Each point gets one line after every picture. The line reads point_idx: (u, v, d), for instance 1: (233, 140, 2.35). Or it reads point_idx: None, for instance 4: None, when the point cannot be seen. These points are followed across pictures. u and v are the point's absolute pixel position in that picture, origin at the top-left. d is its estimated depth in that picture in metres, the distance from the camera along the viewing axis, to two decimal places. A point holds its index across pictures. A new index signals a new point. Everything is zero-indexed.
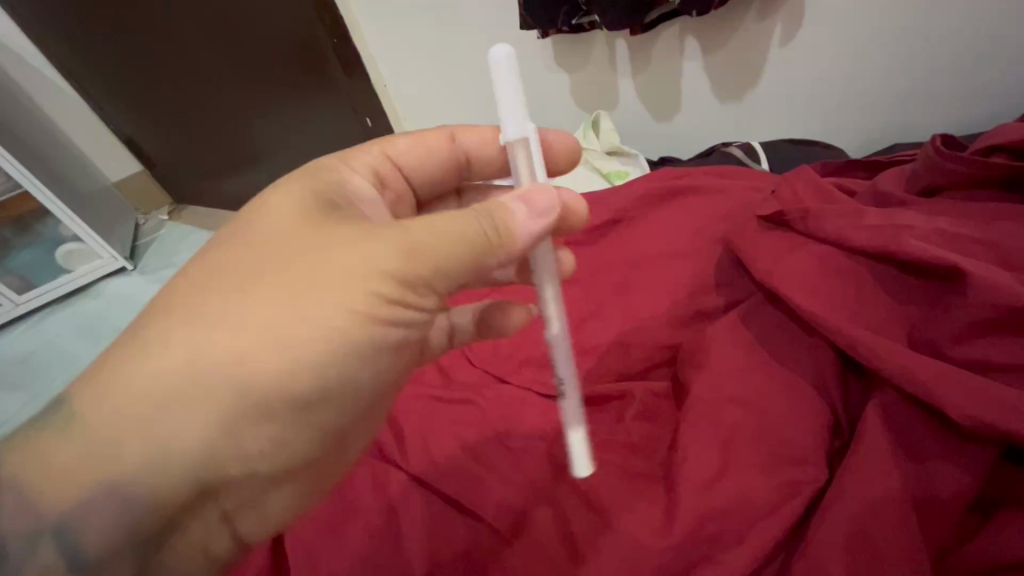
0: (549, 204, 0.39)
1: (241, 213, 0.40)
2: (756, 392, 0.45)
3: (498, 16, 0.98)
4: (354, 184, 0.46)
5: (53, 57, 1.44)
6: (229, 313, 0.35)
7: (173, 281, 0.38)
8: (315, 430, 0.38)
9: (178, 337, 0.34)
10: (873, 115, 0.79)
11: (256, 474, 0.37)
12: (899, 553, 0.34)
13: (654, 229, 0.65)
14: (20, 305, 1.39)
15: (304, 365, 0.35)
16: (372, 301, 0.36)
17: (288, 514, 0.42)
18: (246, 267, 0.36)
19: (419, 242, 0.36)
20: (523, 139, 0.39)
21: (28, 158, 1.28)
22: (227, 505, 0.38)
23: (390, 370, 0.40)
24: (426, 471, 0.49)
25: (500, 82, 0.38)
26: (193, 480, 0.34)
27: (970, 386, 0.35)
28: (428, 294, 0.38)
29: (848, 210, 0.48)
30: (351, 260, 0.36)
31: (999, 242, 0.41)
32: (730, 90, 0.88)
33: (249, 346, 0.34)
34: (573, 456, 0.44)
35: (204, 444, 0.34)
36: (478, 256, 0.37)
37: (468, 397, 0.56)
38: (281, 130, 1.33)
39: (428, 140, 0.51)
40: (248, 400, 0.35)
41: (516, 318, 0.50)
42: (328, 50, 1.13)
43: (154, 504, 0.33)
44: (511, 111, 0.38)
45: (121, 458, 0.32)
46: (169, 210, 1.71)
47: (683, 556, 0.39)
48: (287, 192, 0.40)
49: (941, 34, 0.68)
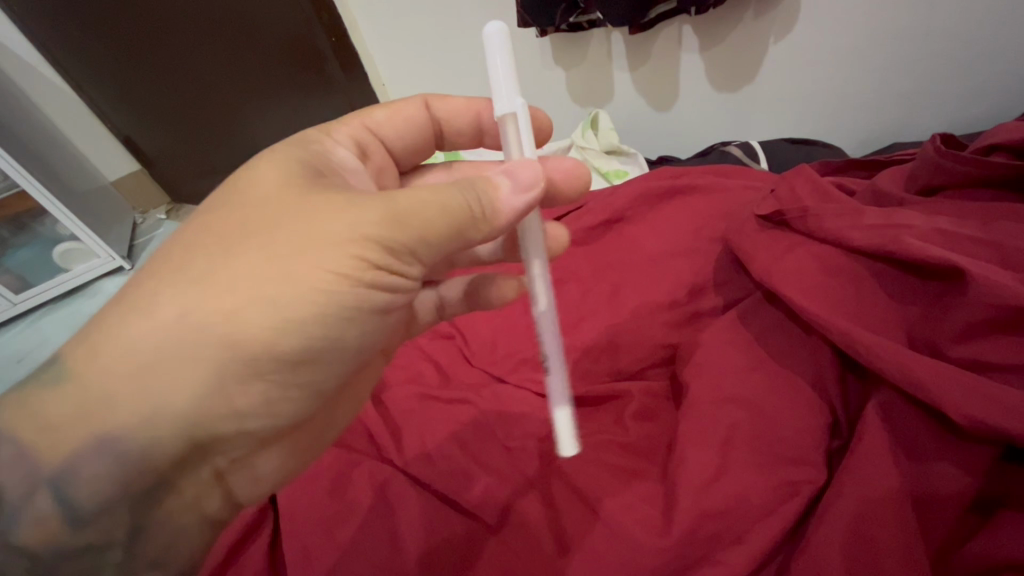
0: (532, 178, 0.38)
1: (229, 180, 0.39)
2: (755, 391, 0.45)
3: (497, 15, 0.98)
4: (340, 157, 0.45)
5: (49, 55, 1.42)
6: (215, 272, 0.34)
7: (167, 243, 0.36)
8: (301, 393, 0.38)
9: (166, 292, 0.34)
10: (871, 114, 0.79)
11: (246, 435, 0.37)
12: (896, 543, 0.34)
13: (653, 228, 0.65)
14: (17, 305, 1.39)
15: (288, 328, 0.34)
16: (355, 265, 0.34)
17: (280, 475, 0.43)
18: (231, 228, 0.35)
19: (406, 209, 0.35)
20: (513, 114, 0.39)
21: (26, 157, 1.28)
22: (221, 462, 0.38)
23: (376, 335, 0.40)
24: (426, 472, 0.50)
25: (494, 54, 0.38)
26: (183, 439, 0.34)
27: (968, 385, 0.35)
28: (411, 262, 0.37)
29: (848, 210, 0.48)
30: (335, 223, 0.34)
31: (1001, 242, 0.41)
32: (726, 81, 0.87)
33: (235, 304, 0.33)
34: (557, 432, 0.41)
35: (192, 403, 0.34)
36: (462, 229, 0.36)
37: (467, 397, 0.56)
38: (278, 128, 1.33)
39: (404, 109, 0.51)
40: (236, 359, 0.34)
41: (505, 290, 0.52)
42: (327, 50, 1.14)
43: (146, 459, 0.34)
44: (502, 86, 0.38)
45: (112, 409, 0.33)
46: (168, 210, 1.72)
47: (683, 556, 0.39)
48: (275, 160, 0.39)
49: (940, 33, 0.68)
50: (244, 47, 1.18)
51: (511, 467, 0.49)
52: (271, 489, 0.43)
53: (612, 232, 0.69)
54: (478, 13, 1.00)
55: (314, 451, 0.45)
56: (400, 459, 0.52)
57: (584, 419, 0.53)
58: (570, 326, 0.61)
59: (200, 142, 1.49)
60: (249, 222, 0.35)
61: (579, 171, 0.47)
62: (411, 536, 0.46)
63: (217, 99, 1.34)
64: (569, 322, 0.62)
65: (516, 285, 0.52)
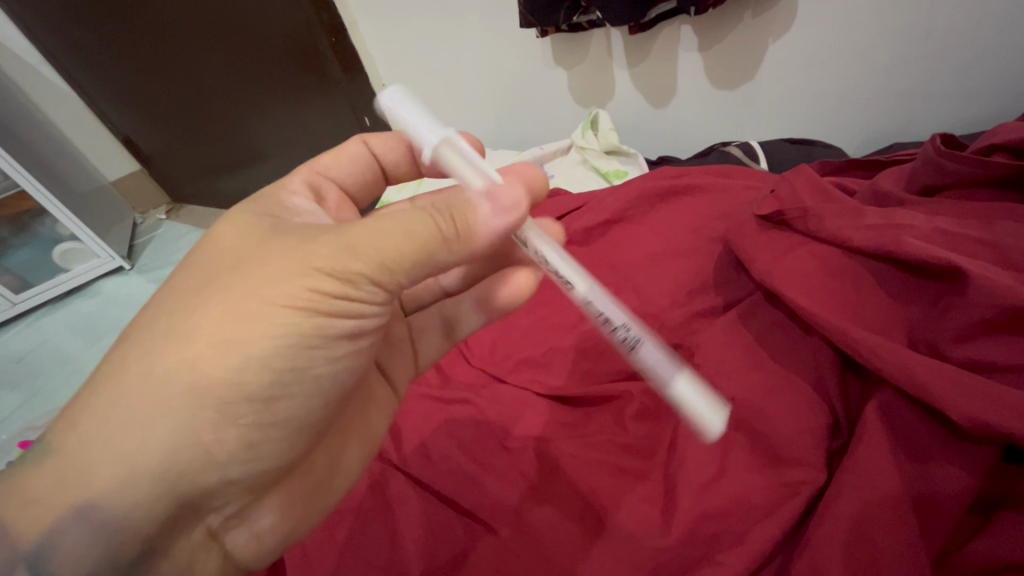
0: (515, 198, 0.37)
1: (194, 247, 0.40)
2: (753, 390, 0.45)
3: (497, 15, 0.98)
4: (295, 203, 0.45)
5: (49, 55, 1.43)
6: (180, 329, 0.34)
7: (143, 313, 0.37)
8: (280, 432, 0.38)
9: (135, 354, 0.34)
10: (875, 114, 0.79)
11: (231, 483, 0.37)
12: (899, 554, 0.33)
13: (652, 227, 0.65)
14: (17, 304, 1.38)
15: (250, 366, 0.34)
16: (311, 299, 0.35)
17: (280, 530, 0.42)
18: (196, 283, 0.37)
19: (356, 239, 0.35)
20: (444, 138, 0.39)
21: (25, 157, 1.28)
22: (214, 521, 0.39)
23: (352, 365, 0.40)
24: (424, 473, 0.50)
25: (399, 109, 0.40)
26: (163, 495, 0.34)
27: (969, 386, 0.35)
28: (373, 289, 0.36)
29: (848, 209, 0.48)
30: (285, 262, 0.35)
31: (1000, 242, 0.40)
32: (726, 79, 0.87)
33: (199, 356, 0.34)
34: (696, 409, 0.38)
35: (168, 460, 0.33)
36: (428, 250, 0.36)
37: (466, 397, 0.56)
38: (278, 131, 1.32)
39: (347, 149, 0.52)
40: (207, 409, 0.34)
41: (518, 284, 0.50)
42: (327, 49, 1.12)
43: (127, 525, 0.33)
44: (418, 123, 0.39)
45: (88, 476, 0.32)
46: (167, 210, 1.73)
47: (681, 557, 0.39)
48: (236, 219, 0.40)
49: (941, 33, 0.68)
50: (241, 49, 1.17)
51: (510, 467, 0.49)
52: (274, 549, 0.42)
53: (613, 232, 0.69)
54: (478, 12, 0.99)
55: (318, 504, 0.44)
56: (400, 459, 0.52)
57: (584, 418, 0.53)
58: (571, 326, 0.61)
59: (201, 143, 1.49)
60: (211, 274, 0.37)
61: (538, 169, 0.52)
62: (410, 536, 0.46)
63: (218, 100, 1.34)
64: (569, 322, 0.62)
65: (531, 275, 0.51)
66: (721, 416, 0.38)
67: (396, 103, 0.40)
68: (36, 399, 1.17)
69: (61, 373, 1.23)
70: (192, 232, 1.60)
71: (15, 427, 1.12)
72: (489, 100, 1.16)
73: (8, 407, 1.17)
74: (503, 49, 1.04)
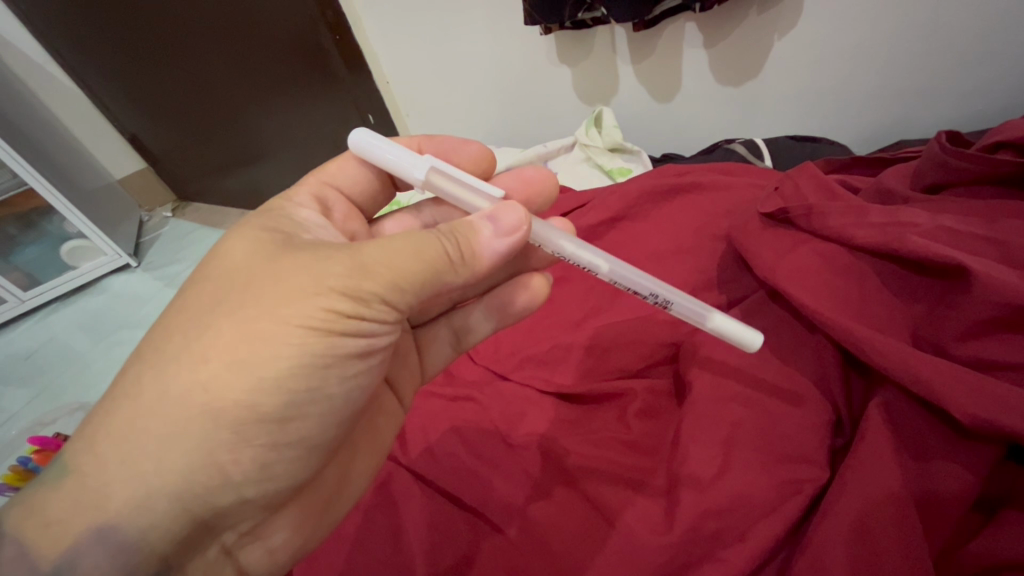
0: (515, 222, 0.38)
1: (204, 261, 0.40)
2: (756, 388, 0.45)
3: (500, 11, 0.97)
4: (303, 217, 0.45)
5: (54, 51, 1.44)
6: (194, 346, 0.35)
7: (152, 331, 0.38)
8: (292, 453, 0.38)
9: (149, 374, 0.35)
10: (880, 110, 0.78)
11: (247, 502, 0.38)
12: (908, 565, 0.33)
13: (654, 226, 0.66)
14: (26, 302, 1.39)
15: (265, 388, 0.35)
16: (323, 317, 0.35)
17: (291, 547, 0.43)
18: (207, 302, 0.37)
19: (370, 259, 0.36)
20: (431, 167, 0.43)
21: (31, 153, 1.28)
22: (229, 539, 0.39)
23: (365, 386, 0.40)
24: (427, 468, 0.51)
25: (374, 153, 0.44)
26: (179, 514, 0.34)
27: (974, 385, 0.35)
28: (385, 308, 0.37)
29: (852, 207, 0.47)
30: (299, 281, 0.35)
31: (1006, 240, 0.40)
32: (730, 74, 0.86)
33: (212, 374, 0.34)
34: (735, 335, 0.42)
35: (182, 478, 0.34)
36: (438, 273, 0.37)
37: (469, 394, 0.57)
38: (281, 128, 1.33)
39: (353, 158, 0.53)
40: (222, 427, 0.34)
41: (534, 288, 0.52)
42: (331, 47, 1.11)
43: (144, 545, 0.34)
44: (398, 160, 0.43)
45: (105, 498, 0.33)
46: (173, 207, 1.74)
47: (683, 554, 0.40)
48: (245, 234, 0.41)
49: (948, 28, 0.67)
50: (244, 45, 1.18)
51: (514, 464, 0.50)
52: (285, 564, 0.43)
53: (615, 229, 0.69)
54: (481, 10, 0.99)
55: (330, 518, 0.45)
56: (406, 458, 0.53)
57: (586, 416, 0.53)
58: (574, 324, 0.61)
59: (207, 142, 1.50)
60: (222, 292, 0.37)
61: (541, 174, 0.53)
62: (414, 532, 0.47)
63: (221, 98, 1.34)
64: (572, 320, 0.62)
65: (542, 277, 0.53)
66: (757, 332, 0.43)
67: (366, 140, 0.44)
68: (41, 397, 1.18)
69: (67, 370, 1.24)
70: (197, 230, 1.61)
71: (23, 423, 1.13)
72: (490, 98, 1.17)
73: (16, 404, 1.18)
74: (506, 46, 1.04)
